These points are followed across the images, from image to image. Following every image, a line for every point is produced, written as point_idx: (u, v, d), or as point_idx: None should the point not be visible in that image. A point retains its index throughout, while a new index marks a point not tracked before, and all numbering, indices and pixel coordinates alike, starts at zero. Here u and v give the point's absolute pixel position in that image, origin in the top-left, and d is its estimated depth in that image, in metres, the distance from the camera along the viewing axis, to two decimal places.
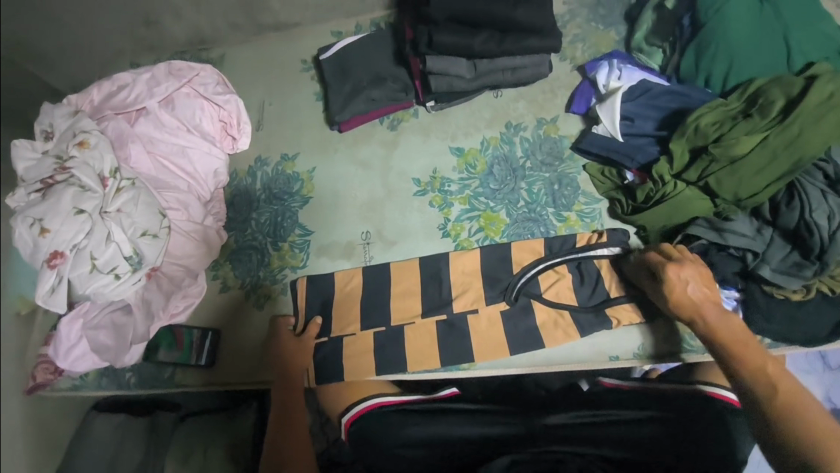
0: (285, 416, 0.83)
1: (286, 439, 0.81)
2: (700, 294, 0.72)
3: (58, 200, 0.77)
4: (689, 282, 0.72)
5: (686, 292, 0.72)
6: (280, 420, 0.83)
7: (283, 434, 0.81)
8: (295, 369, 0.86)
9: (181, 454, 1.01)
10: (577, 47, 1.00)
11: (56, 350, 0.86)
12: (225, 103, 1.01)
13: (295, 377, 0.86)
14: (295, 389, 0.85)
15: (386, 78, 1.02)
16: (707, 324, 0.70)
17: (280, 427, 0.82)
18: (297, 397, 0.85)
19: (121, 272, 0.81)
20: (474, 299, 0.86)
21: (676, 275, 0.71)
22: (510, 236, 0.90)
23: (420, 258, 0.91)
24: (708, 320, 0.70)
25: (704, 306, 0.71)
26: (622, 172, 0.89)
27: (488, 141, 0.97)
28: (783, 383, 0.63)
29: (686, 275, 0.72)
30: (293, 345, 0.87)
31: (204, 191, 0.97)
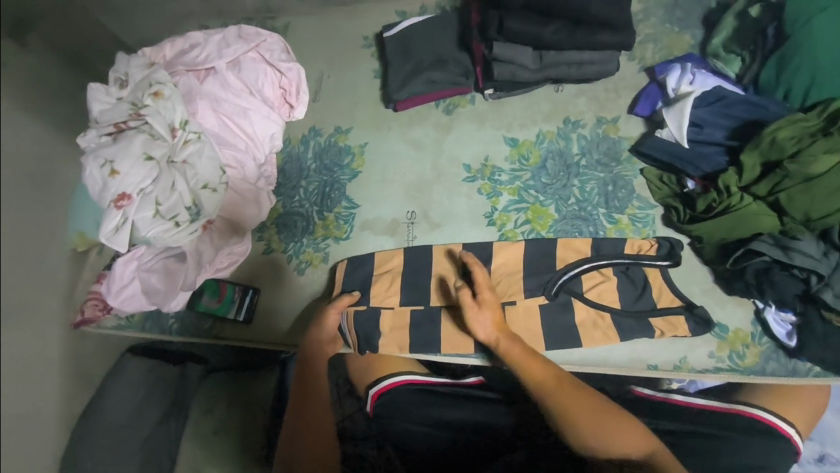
0: (314, 400, 0.84)
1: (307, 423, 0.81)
2: (489, 330, 0.79)
3: (129, 145, 0.83)
4: (480, 320, 0.79)
5: (485, 322, 0.79)
6: (312, 403, 0.83)
7: (308, 416, 0.82)
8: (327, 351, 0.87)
9: (207, 403, 1.08)
10: (648, 48, 0.97)
11: (108, 287, 0.91)
12: (287, 71, 1.03)
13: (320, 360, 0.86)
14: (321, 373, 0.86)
15: (448, 61, 1.02)
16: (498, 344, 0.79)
17: (305, 411, 0.82)
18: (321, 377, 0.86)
19: (180, 220, 0.87)
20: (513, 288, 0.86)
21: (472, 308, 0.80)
22: (557, 232, 0.89)
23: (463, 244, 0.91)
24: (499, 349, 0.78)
25: (496, 333, 0.79)
26: (682, 180, 0.87)
27: (544, 135, 0.96)
28: (556, 393, 0.74)
29: (480, 313, 0.80)
30: (332, 321, 0.86)
31: (260, 153, 1.00)
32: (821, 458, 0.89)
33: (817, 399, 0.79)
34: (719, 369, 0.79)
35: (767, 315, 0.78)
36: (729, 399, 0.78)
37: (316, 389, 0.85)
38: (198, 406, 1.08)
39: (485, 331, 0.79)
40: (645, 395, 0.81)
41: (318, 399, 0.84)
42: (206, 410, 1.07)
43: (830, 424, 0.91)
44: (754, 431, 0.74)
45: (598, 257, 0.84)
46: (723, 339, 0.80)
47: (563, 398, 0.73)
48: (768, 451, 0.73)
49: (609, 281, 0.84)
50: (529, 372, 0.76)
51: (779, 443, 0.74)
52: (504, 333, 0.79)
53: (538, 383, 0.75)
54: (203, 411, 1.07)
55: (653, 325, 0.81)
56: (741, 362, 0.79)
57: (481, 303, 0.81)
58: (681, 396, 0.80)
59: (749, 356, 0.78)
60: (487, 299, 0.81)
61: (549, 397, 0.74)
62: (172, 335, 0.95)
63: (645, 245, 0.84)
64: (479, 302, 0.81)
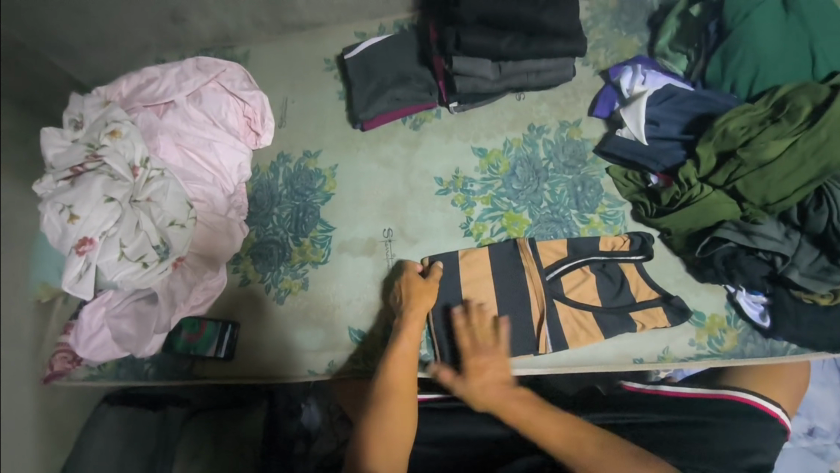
0: (401, 385, 0.76)
1: (385, 409, 0.73)
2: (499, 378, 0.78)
3: (88, 188, 0.80)
4: (494, 384, 0.77)
5: (492, 372, 0.78)
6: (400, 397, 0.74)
7: (385, 395, 0.74)
8: (416, 331, 0.82)
9: (191, 450, 0.98)
10: (600, 52, 1.02)
11: (76, 339, 0.86)
12: (251, 99, 1.02)
13: (409, 341, 0.80)
14: (409, 354, 0.79)
15: (411, 78, 1.03)
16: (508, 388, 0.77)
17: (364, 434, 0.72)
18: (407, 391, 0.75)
19: (148, 260, 0.84)
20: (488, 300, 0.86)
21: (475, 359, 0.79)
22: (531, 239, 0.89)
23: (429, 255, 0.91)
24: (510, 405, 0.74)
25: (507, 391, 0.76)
26: (646, 175, 0.90)
27: (511, 142, 0.98)
28: (572, 441, 0.69)
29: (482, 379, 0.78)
30: (425, 303, 0.84)
31: (229, 185, 0.99)
32: (810, 432, 0.92)
33: (795, 373, 0.83)
34: (701, 356, 0.81)
35: (739, 298, 0.80)
36: (716, 385, 0.79)
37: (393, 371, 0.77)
38: (183, 454, 0.97)
39: (487, 393, 0.76)
40: (635, 389, 0.82)
41: (406, 378, 0.77)
42: (190, 457, 0.97)
43: (809, 397, 0.94)
44: (743, 414, 0.76)
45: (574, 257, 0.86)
46: (701, 326, 0.82)
47: (587, 451, 0.68)
48: (760, 432, 0.74)
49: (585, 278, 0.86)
50: (542, 430, 0.70)
51: (768, 423, 0.75)
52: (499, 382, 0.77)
53: (555, 441, 0.69)
54: (189, 457, 0.97)
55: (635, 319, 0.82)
56: (720, 346, 0.81)
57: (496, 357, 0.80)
58: (669, 386, 0.80)
59: (727, 341, 0.81)
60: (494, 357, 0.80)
61: (571, 455, 0.68)
62: (149, 380, 0.91)
63: (616, 241, 0.87)
64: (480, 365, 0.79)
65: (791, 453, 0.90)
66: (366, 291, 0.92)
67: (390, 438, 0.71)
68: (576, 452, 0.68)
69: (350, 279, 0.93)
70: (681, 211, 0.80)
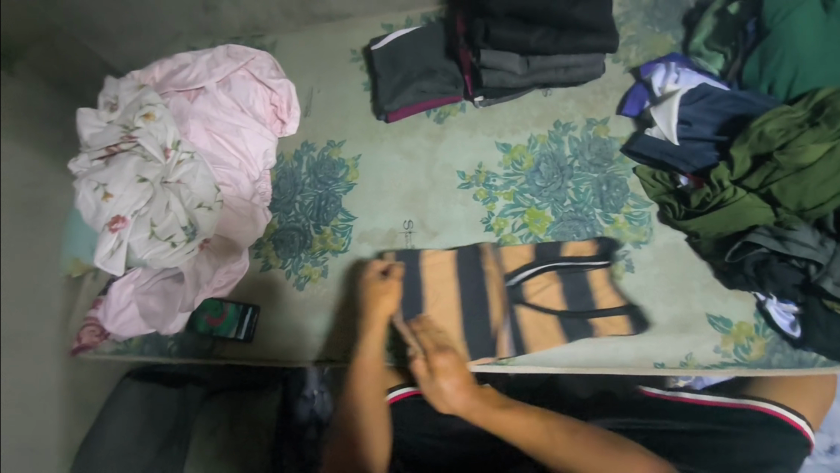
0: (366, 394, 0.78)
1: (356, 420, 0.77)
2: (459, 382, 0.76)
3: (121, 168, 0.83)
4: (442, 389, 0.75)
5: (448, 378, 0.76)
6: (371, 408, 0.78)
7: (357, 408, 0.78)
8: (378, 337, 0.83)
9: (209, 425, 1.05)
10: (631, 49, 1.00)
11: (105, 313, 0.90)
12: (278, 87, 1.04)
13: (370, 348, 0.82)
14: (371, 362, 0.81)
15: (437, 70, 1.03)
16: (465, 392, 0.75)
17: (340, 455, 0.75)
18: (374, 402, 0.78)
19: (177, 240, 0.85)
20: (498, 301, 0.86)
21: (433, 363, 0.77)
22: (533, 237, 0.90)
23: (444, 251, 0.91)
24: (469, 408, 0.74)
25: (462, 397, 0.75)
26: (675, 176, 0.87)
27: (536, 139, 0.97)
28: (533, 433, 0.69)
29: (437, 382, 0.76)
30: (388, 305, 0.83)
31: (254, 171, 1.00)
32: (831, 449, 0.89)
33: (824, 387, 0.79)
34: (726, 364, 0.78)
35: (769, 306, 0.78)
36: (738, 394, 0.78)
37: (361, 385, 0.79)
38: (201, 429, 1.05)
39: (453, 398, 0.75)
40: (653, 394, 0.81)
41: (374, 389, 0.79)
42: (208, 432, 1.04)
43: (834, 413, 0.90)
44: (766, 424, 0.73)
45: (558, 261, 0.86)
46: (727, 333, 0.79)
47: (550, 440, 0.68)
48: (784, 444, 0.72)
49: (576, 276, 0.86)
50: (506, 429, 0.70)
51: (793, 435, 0.73)
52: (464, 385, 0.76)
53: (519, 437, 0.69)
54: (206, 433, 1.04)
55: (661, 323, 0.81)
56: (747, 355, 0.79)
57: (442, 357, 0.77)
58: (690, 393, 0.79)
59: (754, 349, 0.78)
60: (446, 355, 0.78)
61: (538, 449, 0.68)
62: (172, 358, 0.94)
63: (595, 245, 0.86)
64: (438, 368, 0.76)
65: (811, 470, 0.87)
66: None
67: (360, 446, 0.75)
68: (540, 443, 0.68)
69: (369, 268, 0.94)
70: (713, 214, 0.78)
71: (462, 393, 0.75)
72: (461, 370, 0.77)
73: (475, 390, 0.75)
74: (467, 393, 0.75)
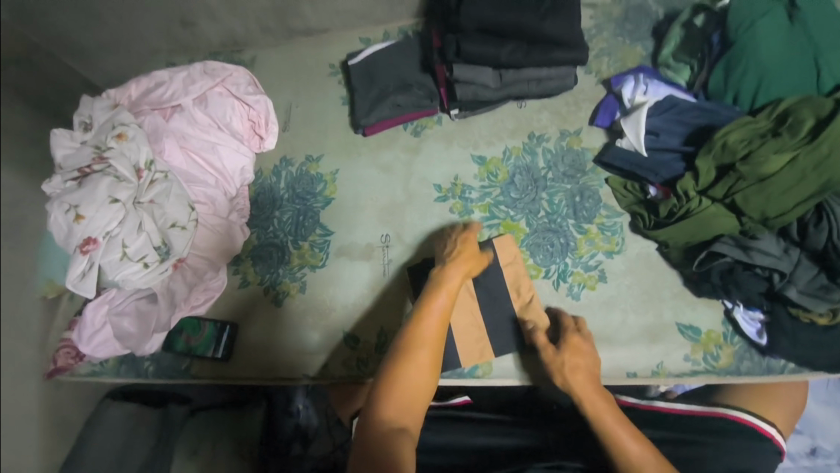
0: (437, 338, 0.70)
1: (416, 360, 0.68)
2: (583, 376, 0.74)
3: (93, 189, 0.82)
4: (569, 367, 0.74)
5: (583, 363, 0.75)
6: (412, 395, 0.66)
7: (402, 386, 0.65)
8: (444, 310, 0.73)
9: (190, 446, 1.02)
10: (603, 61, 1.02)
11: (80, 335, 0.89)
12: (255, 103, 1.05)
13: (432, 319, 0.72)
14: (432, 338, 0.70)
15: (413, 84, 1.04)
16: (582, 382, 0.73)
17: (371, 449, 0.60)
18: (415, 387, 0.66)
19: (149, 261, 0.85)
20: (472, 316, 0.85)
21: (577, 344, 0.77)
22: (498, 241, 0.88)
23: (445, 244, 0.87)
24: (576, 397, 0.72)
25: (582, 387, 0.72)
26: (645, 186, 0.89)
27: (511, 151, 0.98)
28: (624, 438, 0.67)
29: (566, 356, 0.75)
30: (456, 276, 0.77)
31: (231, 187, 1.01)
32: (812, 452, 0.90)
33: (791, 395, 0.81)
34: (697, 373, 0.79)
35: (736, 314, 0.79)
36: (710, 403, 0.78)
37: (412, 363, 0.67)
38: (181, 451, 1.01)
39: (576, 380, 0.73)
40: (630, 403, 0.81)
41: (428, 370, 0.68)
42: (189, 453, 1.00)
43: (810, 416, 0.92)
44: (738, 433, 0.74)
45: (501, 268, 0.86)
46: (697, 341, 0.80)
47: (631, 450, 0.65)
48: (756, 453, 0.72)
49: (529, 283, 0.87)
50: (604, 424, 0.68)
51: (765, 443, 0.74)
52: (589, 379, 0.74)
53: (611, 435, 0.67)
54: (187, 455, 1.01)
55: (636, 333, 0.81)
56: (716, 363, 0.80)
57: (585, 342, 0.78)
58: (663, 402, 0.79)
59: (722, 357, 0.79)
60: (588, 340, 0.78)
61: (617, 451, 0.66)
62: (149, 378, 0.93)
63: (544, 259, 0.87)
64: (576, 350, 0.76)
65: None
66: (362, 296, 0.92)
67: (415, 391, 0.66)
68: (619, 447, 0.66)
69: (347, 282, 0.93)
70: (683, 224, 0.79)
71: (593, 384, 0.73)
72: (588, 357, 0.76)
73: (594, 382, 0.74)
74: (588, 379, 0.73)
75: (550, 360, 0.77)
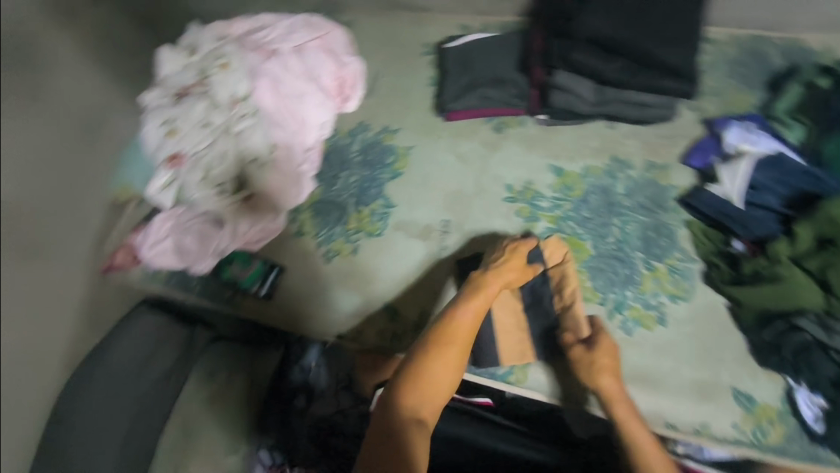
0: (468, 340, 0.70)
1: (445, 354, 0.68)
2: (611, 377, 0.75)
3: (189, 109, 0.91)
4: (601, 366, 0.75)
5: (611, 363, 0.76)
6: (433, 388, 0.66)
7: (424, 380, 0.66)
8: (481, 309, 0.74)
9: (207, 369, 1.09)
10: (709, 100, 0.97)
11: (144, 238, 0.94)
12: (347, 65, 1.07)
13: (466, 317, 0.72)
14: (463, 338, 0.70)
15: (506, 81, 1.02)
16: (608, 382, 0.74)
17: (384, 432, 0.63)
18: (436, 384, 0.66)
19: (225, 188, 0.92)
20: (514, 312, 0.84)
21: (606, 344, 0.77)
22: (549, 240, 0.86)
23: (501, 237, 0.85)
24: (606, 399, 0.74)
25: (610, 389, 0.74)
26: (729, 238, 0.85)
27: (589, 169, 0.95)
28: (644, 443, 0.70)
29: (596, 355, 0.76)
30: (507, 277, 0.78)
31: (308, 139, 1.01)
32: None
33: None
34: (740, 443, 0.75)
35: (797, 394, 0.75)
36: None
37: (438, 359, 0.67)
38: (198, 372, 1.08)
39: (603, 380, 0.74)
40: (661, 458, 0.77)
41: (454, 367, 0.68)
42: (206, 374, 1.08)
43: None
44: None
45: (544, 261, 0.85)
46: (748, 411, 0.76)
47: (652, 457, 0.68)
48: None
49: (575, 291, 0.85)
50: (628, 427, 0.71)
51: None
52: (615, 378, 0.75)
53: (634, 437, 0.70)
54: (203, 376, 1.08)
55: (684, 384, 0.78)
56: (763, 439, 0.75)
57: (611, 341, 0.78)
58: None
59: (773, 434, 0.75)
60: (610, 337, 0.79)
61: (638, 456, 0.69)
62: (194, 297, 0.95)
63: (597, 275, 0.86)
64: (606, 348, 0.77)
65: None
66: (410, 275, 0.92)
67: (436, 384, 0.66)
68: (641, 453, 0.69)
69: (397, 257, 0.94)
70: (764, 287, 0.76)
71: (619, 386, 0.75)
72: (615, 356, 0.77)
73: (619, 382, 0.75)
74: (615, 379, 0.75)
75: (577, 356, 0.77)
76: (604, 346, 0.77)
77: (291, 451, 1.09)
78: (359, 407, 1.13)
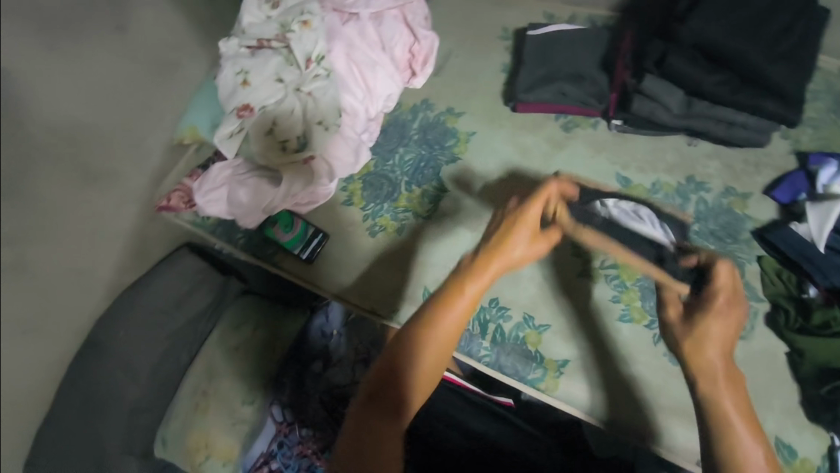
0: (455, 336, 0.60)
1: (429, 348, 0.59)
2: (716, 347, 0.59)
3: (265, 62, 0.92)
4: (703, 331, 0.60)
5: (719, 332, 0.60)
6: (417, 383, 0.58)
7: (406, 376, 0.58)
8: (477, 293, 0.62)
9: (236, 320, 1.11)
10: (806, 131, 0.89)
11: (200, 186, 0.94)
12: (423, 38, 1.02)
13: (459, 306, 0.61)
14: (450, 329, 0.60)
15: (585, 78, 0.96)
16: (710, 353, 0.58)
17: (360, 430, 0.57)
18: (418, 379, 0.58)
19: (288, 146, 0.92)
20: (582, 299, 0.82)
21: (716, 309, 0.61)
22: (628, 199, 0.82)
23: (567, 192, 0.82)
24: (701, 368, 0.58)
25: (715, 358, 0.58)
26: (803, 283, 0.78)
27: (661, 185, 0.90)
28: (732, 428, 0.54)
29: (697, 320, 0.61)
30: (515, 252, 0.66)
31: (373, 109, 0.99)
32: None
33: None
34: None
35: None
36: None
37: (424, 353, 0.59)
38: (226, 322, 1.11)
39: (707, 350, 0.59)
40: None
41: (440, 358, 0.60)
42: (234, 326, 1.10)
43: None
44: None
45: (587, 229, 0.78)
46: (787, 464, 0.71)
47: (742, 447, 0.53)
48: None
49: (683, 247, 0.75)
50: (721, 405, 0.56)
51: None
52: (723, 352, 0.59)
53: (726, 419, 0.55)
54: (231, 326, 1.11)
55: None
56: None
57: (731, 306, 0.62)
58: None
59: None
60: (732, 305, 0.62)
61: (727, 442, 0.53)
62: (237, 250, 0.97)
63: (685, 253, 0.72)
64: (713, 315, 0.61)
65: None
66: (452, 262, 0.91)
67: (422, 379, 0.59)
68: (729, 437, 0.54)
69: (442, 243, 0.92)
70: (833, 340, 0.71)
71: (724, 367, 0.58)
72: (728, 324, 0.61)
73: (727, 354, 0.59)
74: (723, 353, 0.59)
75: (671, 322, 0.64)
76: (711, 310, 0.61)
77: (304, 408, 1.09)
78: None
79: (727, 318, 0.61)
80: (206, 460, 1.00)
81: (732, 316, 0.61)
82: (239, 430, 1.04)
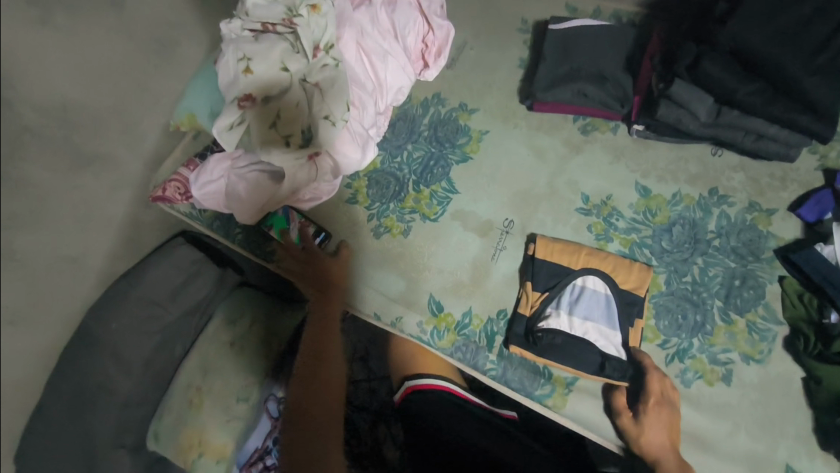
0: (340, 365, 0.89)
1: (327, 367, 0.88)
2: (663, 431, 0.71)
3: (270, 49, 0.84)
4: (653, 420, 0.71)
5: (657, 424, 0.71)
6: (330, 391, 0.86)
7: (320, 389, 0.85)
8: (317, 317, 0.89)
9: (230, 315, 1.05)
10: (836, 147, 0.85)
11: (196, 177, 0.90)
12: (438, 28, 0.96)
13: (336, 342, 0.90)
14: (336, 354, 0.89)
15: (609, 79, 0.89)
16: (654, 435, 0.71)
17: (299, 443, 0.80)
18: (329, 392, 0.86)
19: (293, 142, 0.84)
20: (579, 352, 0.76)
21: (659, 406, 0.72)
22: (583, 277, 0.80)
23: (540, 268, 0.82)
24: (649, 446, 0.70)
25: (659, 440, 0.70)
26: (824, 308, 0.74)
27: (682, 197, 0.86)
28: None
29: (651, 410, 0.72)
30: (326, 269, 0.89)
31: (382, 102, 0.94)
32: None
33: None
34: None
35: None
36: None
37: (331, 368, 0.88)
38: (221, 316, 1.05)
39: (653, 431, 0.71)
40: None
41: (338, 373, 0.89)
42: (229, 321, 1.05)
43: None
44: None
45: (540, 308, 0.79)
46: None
47: None
48: None
49: (633, 343, 0.77)
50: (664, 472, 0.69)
51: None
52: (667, 433, 0.71)
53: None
54: (225, 322, 1.05)
55: (736, 452, 0.72)
56: None
57: (659, 410, 0.72)
58: None
59: None
60: (664, 406, 0.72)
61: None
62: (234, 245, 0.94)
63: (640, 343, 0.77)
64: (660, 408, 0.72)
65: None
66: (460, 269, 0.87)
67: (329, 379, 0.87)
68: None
69: (451, 249, 0.88)
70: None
71: (667, 441, 0.71)
72: (672, 413, 0.72)
73: (673, 435, 0.71)
74: (667, 434, 0.71)
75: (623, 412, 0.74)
76: (659, 403, 0.72)
77: None
78: (371, 382, 1.10)
79: (671, 409, 0.72)
80: (199, 459, 0.93)
81: (675, 408, 0.73)
82: (234, 427, 0.98)
